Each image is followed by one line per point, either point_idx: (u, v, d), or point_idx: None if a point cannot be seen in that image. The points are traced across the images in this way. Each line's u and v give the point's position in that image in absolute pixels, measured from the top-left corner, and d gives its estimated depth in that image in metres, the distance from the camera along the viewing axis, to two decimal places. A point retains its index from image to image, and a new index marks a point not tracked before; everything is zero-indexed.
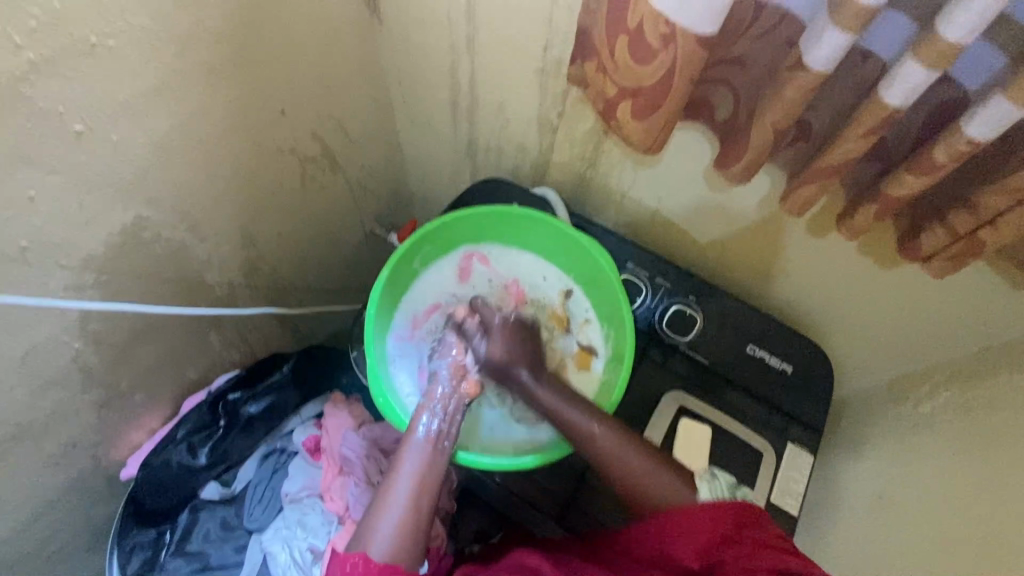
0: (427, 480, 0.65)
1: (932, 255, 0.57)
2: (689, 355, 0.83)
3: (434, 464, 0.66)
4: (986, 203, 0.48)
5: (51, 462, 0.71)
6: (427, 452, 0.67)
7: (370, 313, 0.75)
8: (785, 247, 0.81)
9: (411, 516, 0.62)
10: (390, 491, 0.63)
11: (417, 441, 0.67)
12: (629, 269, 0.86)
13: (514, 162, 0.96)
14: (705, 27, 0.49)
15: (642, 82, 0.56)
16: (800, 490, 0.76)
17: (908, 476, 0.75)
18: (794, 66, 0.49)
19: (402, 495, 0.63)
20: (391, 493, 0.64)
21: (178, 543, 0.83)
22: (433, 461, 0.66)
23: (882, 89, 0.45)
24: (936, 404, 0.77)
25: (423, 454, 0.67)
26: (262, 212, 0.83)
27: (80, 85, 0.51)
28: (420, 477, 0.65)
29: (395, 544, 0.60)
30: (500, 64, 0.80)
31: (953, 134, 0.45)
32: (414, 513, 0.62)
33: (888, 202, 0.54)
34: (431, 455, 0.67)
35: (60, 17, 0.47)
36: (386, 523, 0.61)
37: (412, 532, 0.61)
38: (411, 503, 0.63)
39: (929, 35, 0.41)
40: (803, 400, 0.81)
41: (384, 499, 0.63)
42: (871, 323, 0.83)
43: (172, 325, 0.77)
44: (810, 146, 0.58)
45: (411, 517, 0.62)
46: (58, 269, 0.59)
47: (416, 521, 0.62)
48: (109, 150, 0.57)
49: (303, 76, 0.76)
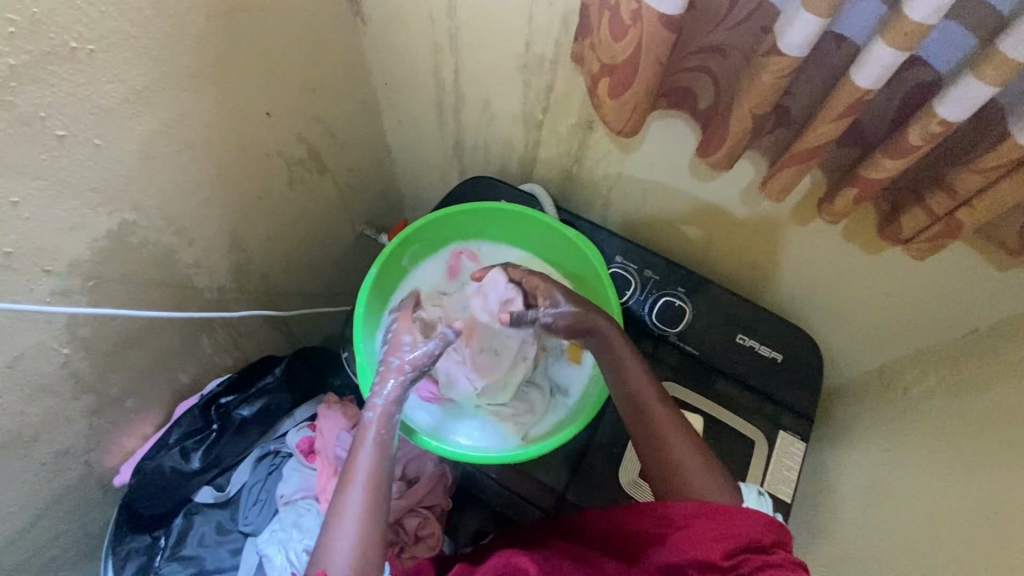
0: (380, 482, 0.61)
1: (911, 237, 0.57)
2: (679, 346, 0.84)
3: (386, 458, 0.63)
4: (961, 184, 0.49)
5: (43, 468, 0.71)
6: (377, 451, 0.63)
7: (359, 311, 0.75)
8: (770, 236, 0.82)
9: (367, 529, 0.59)
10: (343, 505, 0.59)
11: (369, 441, 0.63)
12: (618, 263, 0.87)
13: (501, 159, 0.97)
14: (670, 8, 0.49)
15: (615, 56, 0.56)
16: (791, 476, 0.77)
17: (899, 458, 0.76)
18: (769, 51, 0.49)
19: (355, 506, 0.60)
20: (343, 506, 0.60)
21: (173, 547, 0.84)
22: (385, 459, 0.63)
23: (852, 70, 0.46)
24: (923, 388, 0.78)
25: (375, 454, 0.62)
26: (250, 215, 0.83)
27: (61, 90, 0.51)
28: (372, 481, 0.61)
29: (353, 558, 0.57)
30: (483, 61, 0.80)
31: (927, 115, 0.46)
32: (369, 524, 0.59)
33: (867, 186, 0.55)
34: (381, 456, 0.63)
35: (39, 22, 0.47)
36: (342, 537, 0.58)
37: (371, 542, 0.59)
38: (365, 514, 0.60)
39: (898, 17, 0.42)
40: (793, 387, 0.82)
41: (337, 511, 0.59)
42: (857, 309, 0.84)
43: (162, 329, 0.77)
44: (789, 132, 0.59)
45: (367, 532, 0.59)
46: (45, 275, 0.59)
47: (373, 528, 0.59)
48: (92, 154, 0.57)
49: (287, 77, 0.76)
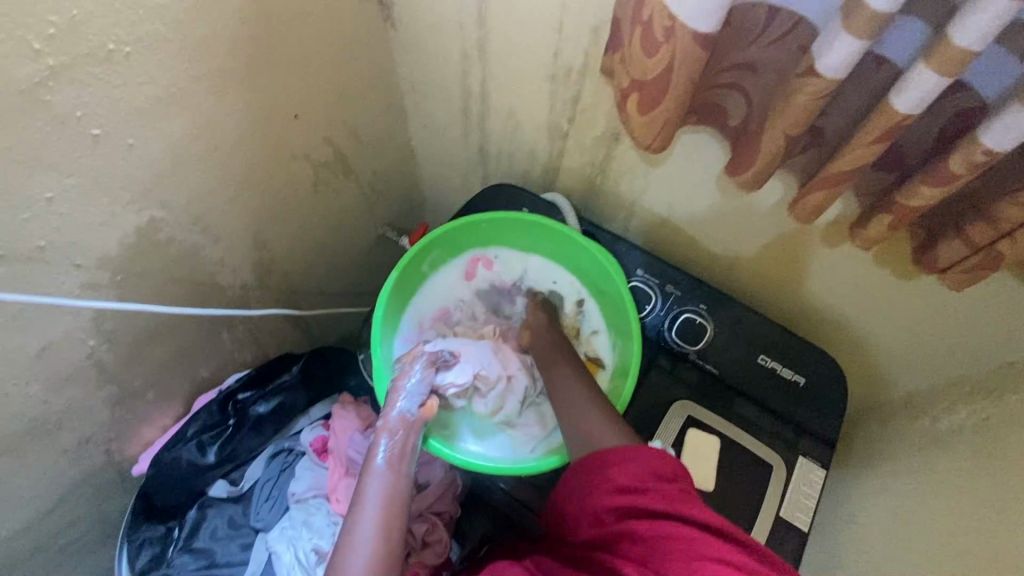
0: (393, 505, 0.64)
1: (948, 266, 0.55)
2: (698, 364, 0.82)
3: (399, 485, 0.66)
4: (1004, 214, 0.47)
5: (65, 455, 0.73)
6: (389, 477, 0.66)
7: (377, 315, 0.76)
8: (797, 255, 0.79)
9: (380, 550, 0.61)
10: (356, 524, 0.61)
11: (379, 467, 0.66)
12: (638, 277, 0.85)
13: (525, 168, 0.96)
14: (702, 25, 0.48)
15: (644, 70, 0.55)
16: (809, 504, 0.74)
17: (923, 492, 0.73)
18: (804, 72, 0.48)
19: (368, 526, 0.62)
20: (355, 526, 0.62)
21: (186, 539, 0.85)
22: (397, 483, 0.66)
23: (891, 94, 0.45)
24: (953, 420, 0.75)
25: (386, 480, 0.65)
26: (275, 215, 0.85)
27: (97, 90, 0.52)
28: (383, 503, 0.63)
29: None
30: (511, 69, 0.80)
31: (970, 143, 0.44)
32: (384, 547, 0.61)
33: (903, 212, 0.53)
34: (395, 479, 0.66)
35: (78, 24, 0.48)
36: (357, 557, 0.60)
37: (384, 568, 0.60)
38: (378, 534, 0.61)
39: (943, 42, 0.40)
40: (815, 412, 0.79)
41: (349, 533, 0.62)
42: (887, 335, 0.81)
43: (185, 324, 0.79)
44: (823, 154, 0.57)
45: (382, 551, 0.61)
46: (74, 269, 0.60)
47: (388, 550, 0.61)
48: (124, 153, 0.58)
49: (316, 81, 0.77)
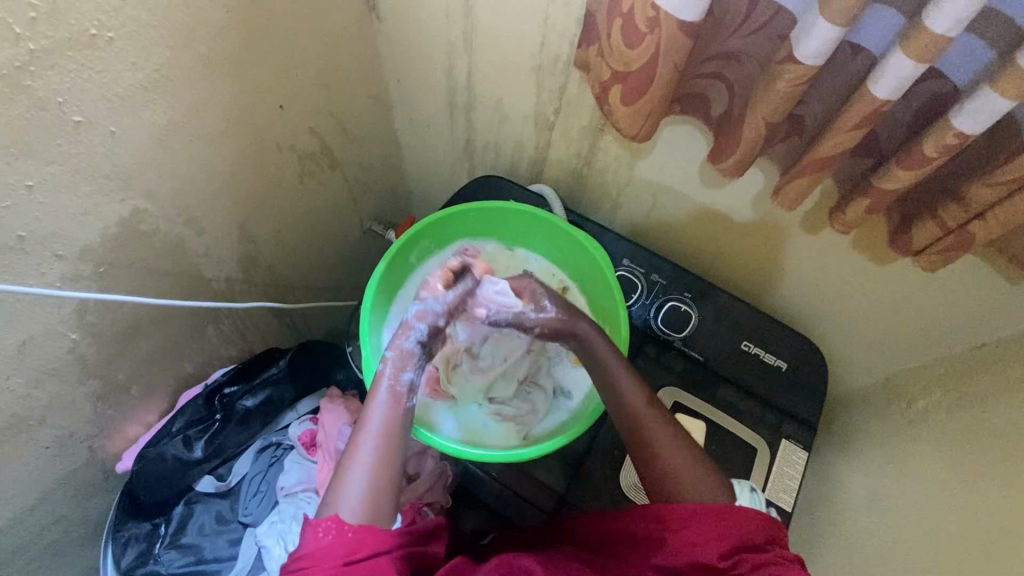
0: (395, 438, 0.63)
1: (922, 249, 0.57)
2: (683, 351, 0.84)
3: (401, 412, 0.65)
4: (976, 196, 0.49)
5: (46, 452, 0.71)
6: (391, 405, 0.65)
7: (365, 306, 0.76)
8: (777, 243, 0.81)
9: (377, 480, 0.61)
10: (356, 453, 0.61)
11: (382, 394, 0.65)
12: (624, 266, 0.87)
13: (511, 160, 0.97)
14: (687, 14, 0.49)
15: (629, 61, 0.56)
16: (793, 485, 0.77)
17: (901, 470, 0.76)
18: (785, 60, 0.49)
19: (368, 455, 0.62)
20: (357, 452, 0.62)
21: (173, 535, 0.84)
22: (400, 415, 0.65)
23: (870, 82, 0.46)
24: (929, 400, 0.77)
25: (392, 409, 0.65)
26: (260, 207, 0.84)
27: (79, 76, 0.52)
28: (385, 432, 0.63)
29: (365, 506, 0.59)
30: (498, 61, 0.80)
31: (942, 126, 0.46)
32: (381, 477, 0.61)
33: (879, 197, 0.55)
34: (397, 407, 0.65)
35: (60, 8, 0.47)
36: (353, 484, 0.60)
37: (383, 495, 0.61)
38: (377, 465, 0.62)
39: (917, 29, 0.42)
40: (796, 395, 0.81)
41: (351, 457, 0.62)
42: (864, 319, 0.84)
43: (170, 317, 0.78)
44: (802, 141, 0.59)
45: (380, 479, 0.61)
46: (56, 259, 0.59)
47: (384, 481, 0.61)
48: (107, 142, 0.58)
49: (301, 71, 0.76)
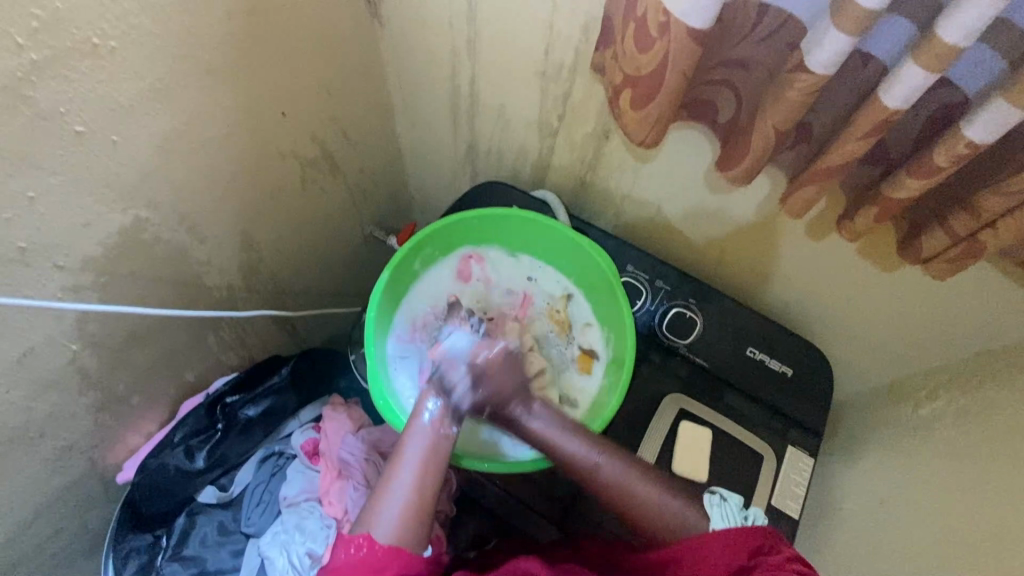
0: (432, 467, 0.66)
1: (932, 256, 0.57)
2: (689, 358, 0.84)
3: (439, 444, 0.68)
4: (987, 205, 0.48)
5: (46, 464, 0.70)
6: (431, 435, 0.68)
7: (370, 314, 0.75)
8: (783, 249, 0.81)
9: (412, 502, 0.63)
10: (394, 475, 0.64)
11: (422, 424, 0.68)
12: (629, 272, 0.86)
13: (514, 166, 0.96)
14: (697, 22, 0.49)
15: (639, 66, 0.56)
16: (800, 492, 0.76)
17: (907, 476, 0.76)
18: (796, 68, 0.49)
19: (406, 479, 0.64)
20: (395, 477, 0.65)
21: (175, 547, 0.83)
22: (437, 445, 0.67)
23: (881, 90, 0.46)
24: (935, 406, 0.77)
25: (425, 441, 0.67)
26: (262, 214, 0.83)
27: (81, 86, 0.51)
28: (424, 459, 0.66)
29: (399, 528, 0.61)
30: (501, 67, 0.80)
31: (954, 136, 0.46)
32: (417, 504, 0.63)
33: (889, 205, 0.54)
34: (437, 437, 0.68)
35: (63, 18, 0.46)
36: (389, 505, 0.63)
37: (415, 520, 0.62)
38: (414, 490, 0.64)
39: (930, 39, 0.42)
40: (803, 402, 0.81)
41: (390, 478, 0.65)
42: (869, 325, 0.84)
43: (172, 326, 0.77)
44: (811, 149, 0.58)
45: (414, 504, 0.63)
46: (57, 270, 0.59)
47: (420, 506, 0.63)
48: (109, 151, 0.57)
49: (304, 77, 0.76)
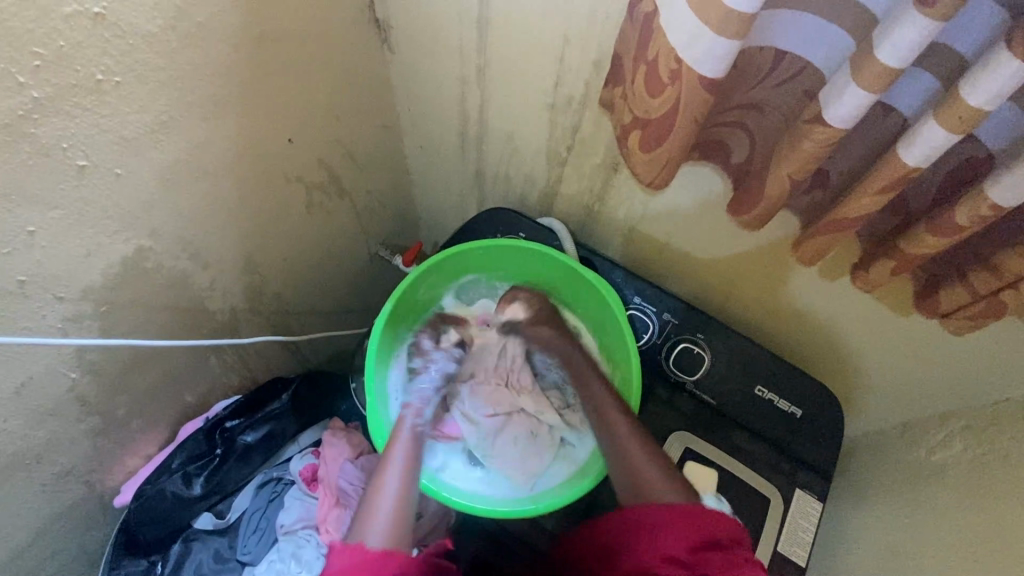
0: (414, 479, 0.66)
1: (951, 311, 0.55)
2: (695, 395, 0.82)
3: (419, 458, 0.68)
4: (1009, 265, 0.46)
5: (43, 489, 0.70)
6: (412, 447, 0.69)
7: (373, 346, 0.73)
8: (794, 287, 0.79)
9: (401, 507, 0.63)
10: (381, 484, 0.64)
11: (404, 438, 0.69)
12: (635, 305, 0.85)
13: (522, 192, 0.95)
14: (709, 71, 0.48)
15: (649, 109, 0.54)
16: (807, 538, 0.74)
17: (917, 526, 0.73)
18: (813, 120, 0.47)
19: (393, 485, 0.65)
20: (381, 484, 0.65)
21: (170, 575, 0.82)
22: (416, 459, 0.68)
23: (900, 147, 0.44)
24: (950, 452, 0.75)
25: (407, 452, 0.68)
26: (266, 239, 0.83)
27: (84, 121, 0.51)
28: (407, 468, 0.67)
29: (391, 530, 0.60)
30: (510, 95, 0.79)
31: (977, 197, 0.44)
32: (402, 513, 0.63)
33: (907, 259, 0.53)
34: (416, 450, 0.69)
35: (66, 54, 0.46)
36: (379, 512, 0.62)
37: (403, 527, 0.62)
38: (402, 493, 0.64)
39: (953, 100, 0.40)
40: (812, 443, 0.79)
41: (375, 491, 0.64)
42: (881, 365, 0.82)
43: (173, 351, 0.76)
44: (827, 196, 0.56)
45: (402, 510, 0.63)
46: (57, 301, 0.58)
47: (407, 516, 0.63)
48: (113, 183, 0.56)
49: (311, 104, 0.75)
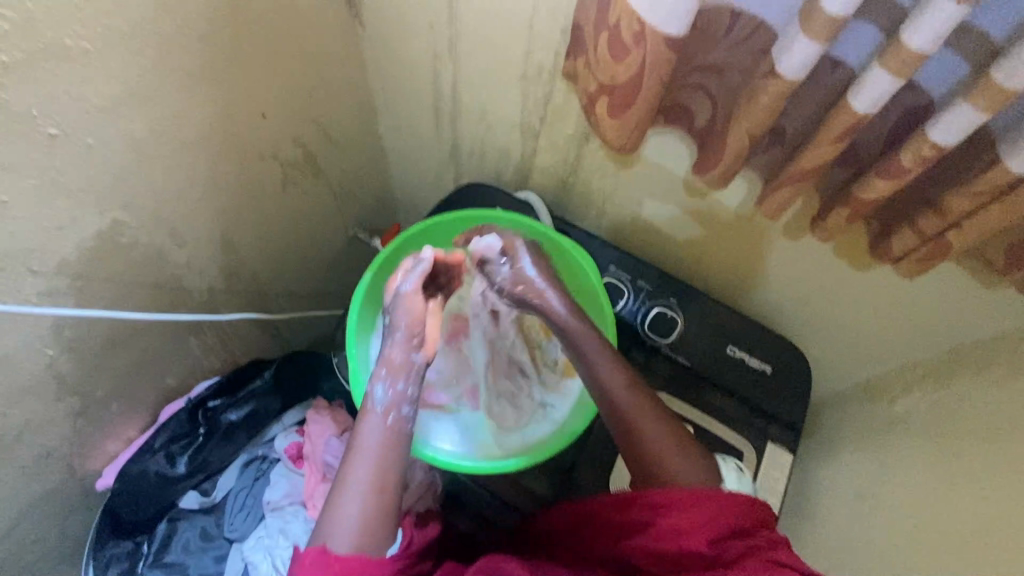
0: (388, 464, 0.61)
1: (902, 256, 0.59)
2: (670, 357, 0.85)
3: (396, 433, 0.62)
4: (952, 205, 0.50)
5: (22, 472, 0.69)
6: (387, 425, 0.62)
7: (352, 316, 0.75)
8: (761, 249, 0.83)
9: (372, 503, 0.59)
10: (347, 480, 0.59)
11: (376, 422, 0.62)
12: (611, 272, 0.87)
13: (497, 167, 0.97)
14: (676, 29, 0.50)
15: (615, 74, 0.57)
16: (778, 487, 0.78)
17: (881, 470, 0.78)
18: (767, 74, 0.50)
19: (362, 480, 0.59)
20: (349, 478, 0.59)
21: (156, 553, 0.83)
22: (396, 440, 0.62)
23: (850, 95, 0.47)
24: (909, 400, 0.79)
25: (386, 433, 0.62)
26: (242, 217, 0.82)
27: (54, 88, 0.50)
28: (380, 456, 0.60)
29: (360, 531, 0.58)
30: (482, 68, 0.80)
31: (919, 140, 0.47)
32: (378, 503, 0.59)
33: (860, 206, 0.56)
34: (392, 429, 0.62)
35: (33, 19, 0.46)
36: (347, 511, 0.58)
37: (375, 526, 0.59)
38: (372, 487, 0.59)
39: (896, 46, 0.43)
40: (782, 397, 0.83)
41: (345, 479, 0.60)
42: (844, 322, 0.86)
43: (150, 330, 0.76)
44: (785, 151, 0.59)
45: (374, 504, 0.59)
46: (31, 275, 0.58)
47: (380, 510, 0.59)
48: (85, 154, 0.56)
49: (283, 77, 0.75)
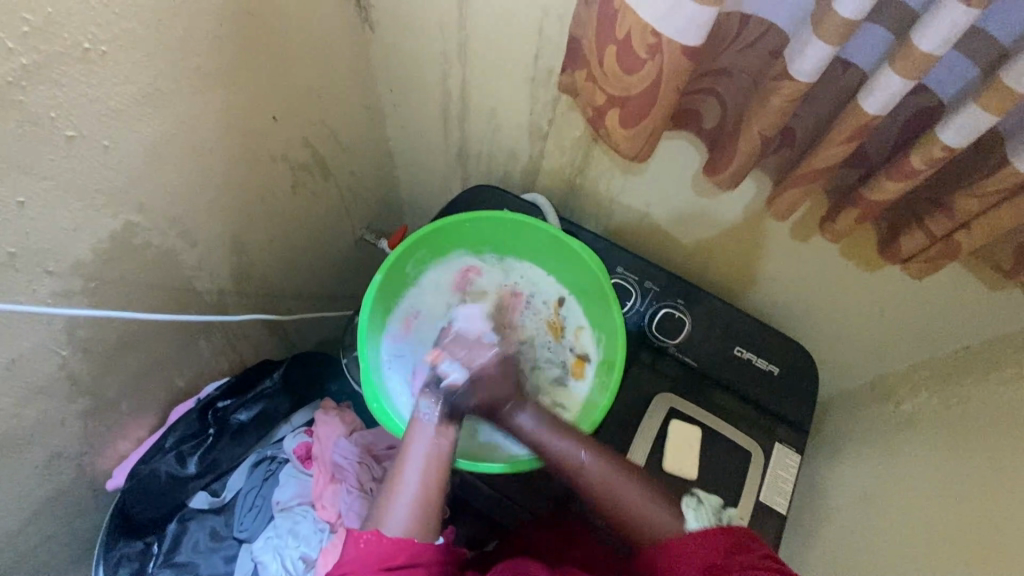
0: (436, 468, 0.65)
1: (910, 256, 0.59)
2: (677, 357, 0.85)
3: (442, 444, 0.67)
4: (961, 206, 0.50)
5: (35, 472, 0.70)
6: (438, 435, 0.67)
7: (365, 315, 0.75)
8: (768, 250, 0.83)
9: (422, 500, 0.63)
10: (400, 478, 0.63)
11: (427, 424, 0.67)
12: (618, 274, 0.88)
13: (504, 169, 0.97)
14: (694, 39, 0.51)
15: (628, 87, 0.57)
16: (787, 488, 0.78)
17: (890, 470, 0.78)
18: (778, 77, 0.50)
19: (414, 477, 0.64)
20: (402, 476, 0.64)
21: (167, 553, 0.83)
22: (443, 448, 0.66)
23: (861, 97, 0.48)
24: (917, 401, 0.80)
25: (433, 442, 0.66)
26: (252, 219, 0.83)
27: (72, 90, 0.51)
28: (431, 459, 0.65)
29: (411, 521, 0.61)
30: (491, 72, 0.81)
31: (930, 140, 0.47)
32: (428, 499, 0.63)
33: (870, 207, 0.56)
34: (441, 438, 0.67)
35: (52, 21, 0.46)
36: (399, 504, 0.62)
37: (422, 521, 0.62)
38: (422, 486, 0.63)
39: (906, 48, 0.43)
40: (789, 398, 0.83)
41: (397, 476, 0.64)
42: (852, 323, 0.86)
43: (162, 331, 0.76)
44: (795, 153, 0.60)
45: (425, 498, 0.63)
46: (47, 275, 0.58)
47: (428, 506, 0.63)
48: (101, 155, 0.57)
49: (294, 81, 0.76)
